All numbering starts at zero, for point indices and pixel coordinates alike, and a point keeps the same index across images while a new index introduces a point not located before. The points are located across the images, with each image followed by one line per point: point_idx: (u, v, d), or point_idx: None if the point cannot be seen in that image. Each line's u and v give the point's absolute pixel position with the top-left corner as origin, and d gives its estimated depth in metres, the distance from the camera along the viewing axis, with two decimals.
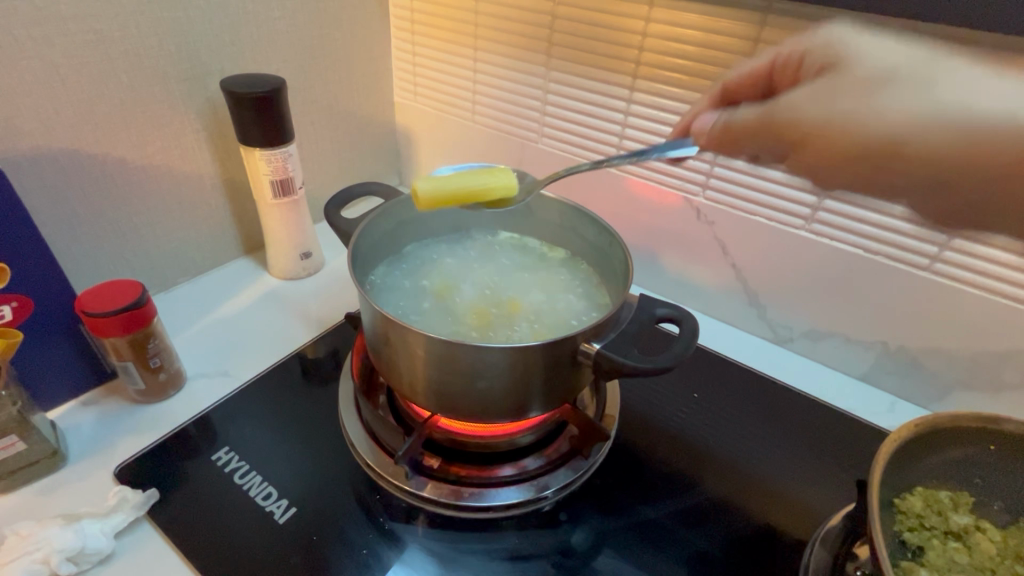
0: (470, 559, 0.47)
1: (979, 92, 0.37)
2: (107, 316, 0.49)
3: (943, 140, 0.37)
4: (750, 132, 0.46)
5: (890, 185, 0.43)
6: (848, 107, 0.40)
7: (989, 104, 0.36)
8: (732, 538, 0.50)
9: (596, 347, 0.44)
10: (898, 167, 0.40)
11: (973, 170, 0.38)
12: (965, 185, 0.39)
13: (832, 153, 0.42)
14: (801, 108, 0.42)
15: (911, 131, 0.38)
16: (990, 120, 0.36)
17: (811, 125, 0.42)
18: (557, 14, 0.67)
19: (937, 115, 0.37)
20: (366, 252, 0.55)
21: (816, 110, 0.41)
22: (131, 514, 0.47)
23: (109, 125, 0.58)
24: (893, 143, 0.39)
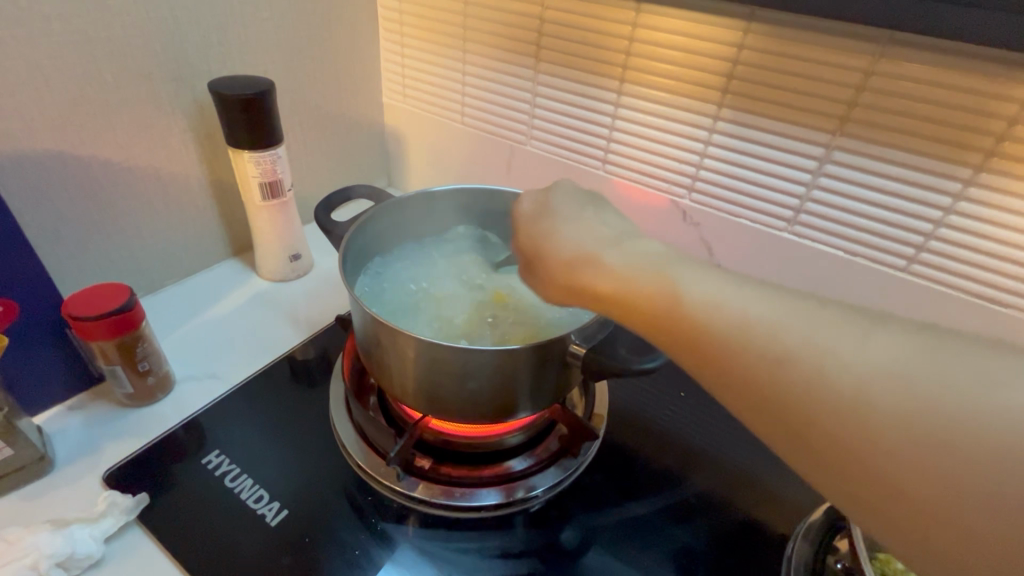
0: (462, 557, 0.48)
1: (733, 291, 0.36)
2: (94, 319, 0.49)
3: (824, 394, 0.31)
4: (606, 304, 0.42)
5: (837, 483, 0.31)
6: (706, 294, 0.36)
7: (793, 323, 0.33)
8: (718, 533, 0.51)
9: (585, 348, 0.45)
10: (809, 439, 0.32)
11: (862, 486, 0.31)
12: (870, 456, 0.30)
13: (745, 388, 0.33)
14: (637, 273, 0.39)
15: (845, 407, 0.31)
16: (842, 378, 0.31)
17: (670, 327, 0.36)
18: (545, 18, 0.68)
19: (803, 370, 0.32)
20: (356, 256, 0.56)
21: (615, 259, 0.41)
22: (120, 519, 0.46)
23: (95, 126, 0.57)
24: (809, 398, 0.31)
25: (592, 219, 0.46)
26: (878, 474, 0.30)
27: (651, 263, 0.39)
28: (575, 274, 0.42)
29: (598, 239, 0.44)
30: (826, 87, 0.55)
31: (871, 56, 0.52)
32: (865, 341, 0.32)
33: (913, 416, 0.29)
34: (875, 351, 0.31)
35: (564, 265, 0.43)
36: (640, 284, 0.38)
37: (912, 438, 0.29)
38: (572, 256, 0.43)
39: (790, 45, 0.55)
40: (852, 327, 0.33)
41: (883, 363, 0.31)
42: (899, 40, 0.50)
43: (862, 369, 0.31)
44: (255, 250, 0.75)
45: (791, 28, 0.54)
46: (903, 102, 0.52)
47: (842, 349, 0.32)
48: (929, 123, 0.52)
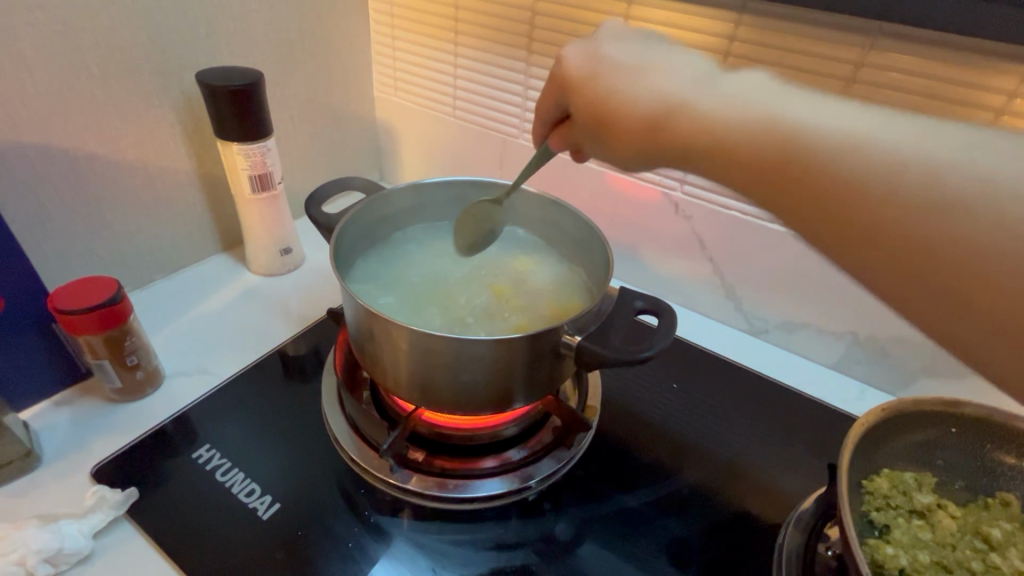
0: (455, 550, 0.48)
1: (754, 90, 0.37)
2: (82, 313, 0.48)
3: (870, 188, 0.31)
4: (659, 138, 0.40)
5: (879, 275, 0.33)
6: (729, 97, 0.37)
7: (797, 112, 0.34)
8: (710, 523, 0.51)
9: (578, 338, 0.45)
10: (851, 229, 0.33)
11: (894, 255, 0.32)
12: (921, 258, 0.31)
13: (791, 182, 0.34)
14: (683, 107, 0.38)
15: (881, 179, 0.31)
16: (881, 148, 0.31)
17: (717, 137, 0.37)
18: (537, 10, 0.67)
19: (840, 162, 0.32)
20: (346, 250, 0.55)
21: (669, 98, 0.39)
22: (110, 514, 0.46)
23: (80, 118, 0.56)
24: (842, 178, 0.32)
25: (660, 56, 0.41)
26: (920, 242, 0.31)
27: (684, 81, 0.39)
28: (638, 130, 0.40)
29: (655, 68, 0.41)
30: (817, 78, 0.55)
31: (861, 47, 0.52)
32: (923, 129, 0.32)
33: (941, 175, 0.30)
34: (908, 129, 0.32)
35: (629, 121, 0.41)
36: (676, 109, 0.38)
37: (938, 213, 0.30)
38: (633, 116, 0.41)
39: (782, 36, 0.55)
40: (900, 119, 0.33)
41: (919, 154, 0.31)
42: (888, 32, 0.51)
43: (897, 152, 0.31)
44: (246, 244, 0.74)
45: (781, 19, 0.55)
46: (893, 94, 0.53)
47: (872, 128, 0.32)
48: (919, 114, 0.53)
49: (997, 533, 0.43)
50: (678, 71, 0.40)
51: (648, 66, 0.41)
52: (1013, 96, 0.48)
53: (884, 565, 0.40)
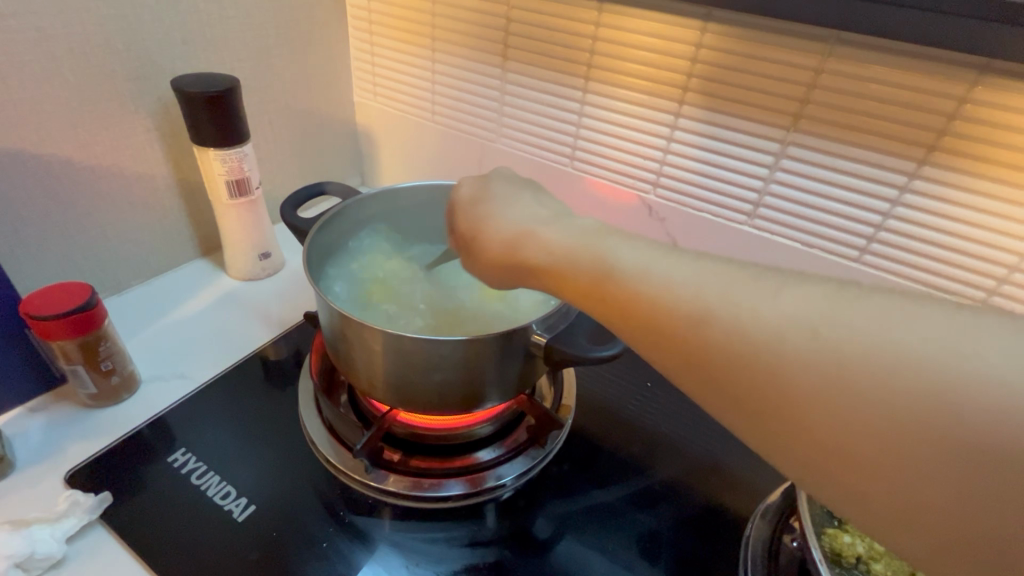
0: (430, 547, 0.49)
1: (647, 256, 0.33)
2: (55, 318, 0.48)
3: (761, 381, 0.29)
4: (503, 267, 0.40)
5: (794, 453, 0.29)
6: (613, 253, 0.34)
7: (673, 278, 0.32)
8: (681, 516, 0.52)
9: (547, 338, 0.46)
10: (761, 401, 0.29)
11: (817, 454, 0.28)
12: (840, 438, 0.27)
13: (666, 348, 0.31)
14: (567, 248, 0.36)
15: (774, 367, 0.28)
16: (763, 333, 0.29)
17: (594, 293, 0.34)
18: (511, 17, 0.69)
19: (715, 335, 0.30)
20: (321, 254, 0.56)
21: (543, 236, 0.38)
22: (83, 518, 0.46)
23: (54, 124, 0.57)
24: (742, 356, 0.29)
25: (561, 219, 0.39)
26: (831, 431, 0.27)
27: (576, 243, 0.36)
28: (514, 258, 0.39)
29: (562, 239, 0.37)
30: (780, 85, 0.57)
31: (821, 54, 0.54)
32: (781, 297, 0.29)
33: (826, 355, 0.27)
34: (764, 294, 0.30)
35: (502, 248, 0.40)
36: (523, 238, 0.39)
37: (853, 394, 0.27)
38: (507, 240, 0.39)
39: (746, 45, 0.57)
40: (775, 282, 0.30)
41: (773, 320, 0.29)
42: (846, 41, 0.53)
43: (777, 332, 0.28)
44: (225, 249, 0.75)
45: (744, 29, 0.56)
46: (851, 100, 0.55)
47: (750, 300, 0.29)
48: (876, 120, 0.54)
49: None
50: (540, 220, 0.40)
51: (535, 220, 0.40)
52: (963, 101, 0.50)
53: (841, 554, 0.42)
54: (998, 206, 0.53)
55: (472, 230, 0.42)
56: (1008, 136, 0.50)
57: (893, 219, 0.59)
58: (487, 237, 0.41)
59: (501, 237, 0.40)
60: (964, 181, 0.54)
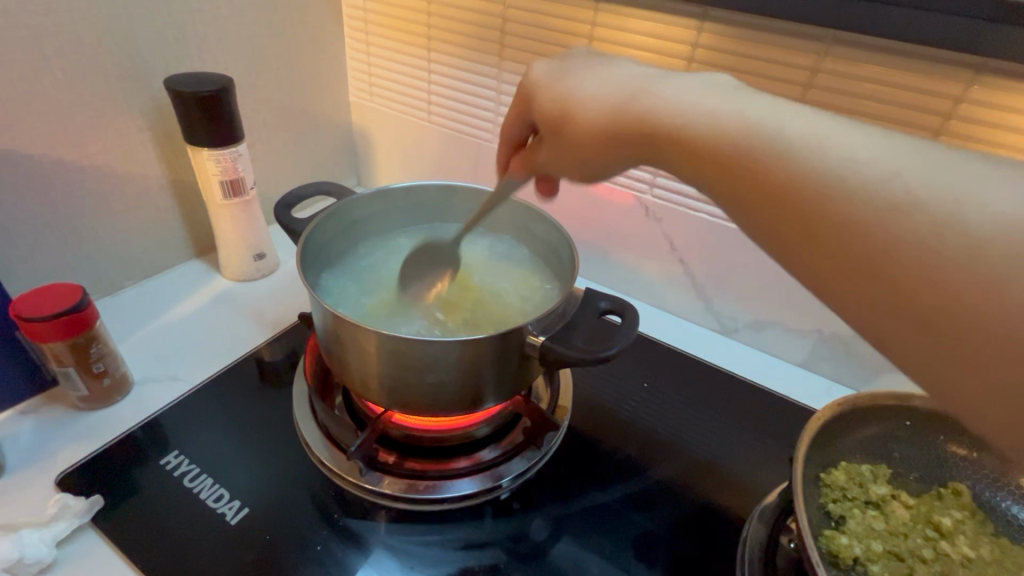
0: (425, 550, 0.48)
1: (745, 103, 0.35)
2: (45, 320, 0.48)
3: (834, 212, 0.29)
4: (602, 137, 0.40)
5: (868, 314, 0.30)
6: (701, 104, 0.35)
7: (792, 123, 0.32)
8: (677, 517, 0.52)
9: (542, 339, 0.46)
10: (841, 259, 0.30)
11: (873, 292, 0.29)
12: (902, 270, 0.28)
13: (767, 198, 0.32)
14: (662, 107, 0.37)
15: (850, 197, 0.29)
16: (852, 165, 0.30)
17: (698, 149, 0.35)
18: (507, 17, 0.68)
19: (796, 168, 0.31)
20: (315, 253, 0.55)
21: (634, 103, 0.38)
22: (73, 522, 0.46)
23: (45, 124, 0.56)
24: (836, 199, 0.29)
25: (672, 76, 0.39)
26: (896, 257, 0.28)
27: (689, 93, 0.36)
28: (610, 141, 0.39)
29: (671, 94, 0.37)
30: (777, 84, 0.57)
31: (817, 54, 0.54)
32: (877, 143, 0.30)
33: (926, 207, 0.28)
34: (878, 149, 0.30)
35: (596, 129, 0.40)
36: (628, 98, 0.38)
37: (923, 231, 0.28)
38: (609, 103, 0.39)
39: (743, 43, 0.57)
40: (868, 135, 0.31)
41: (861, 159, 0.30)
42: (842, 40, 0.53)
43: (858, 169, 0.29)
44: (219, 250, 0.74)
45: (740, 28, 0.56)
46: (847, 100, 0.55)
47: (840, 143, 0.30)
48: (874, 119, 0.54)
49: (947, 522, 0.44)
50: (656, 78, 0.39)
51: (623, 78, 0.40)
52: (959, 101, 0.50)
53: (838, 555, 0.41)
54: None
55: (558, 101, 0.42)
56: (1005, 135, 0.50)
57: None
58: (579, 115, 0.40)
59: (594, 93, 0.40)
60: None
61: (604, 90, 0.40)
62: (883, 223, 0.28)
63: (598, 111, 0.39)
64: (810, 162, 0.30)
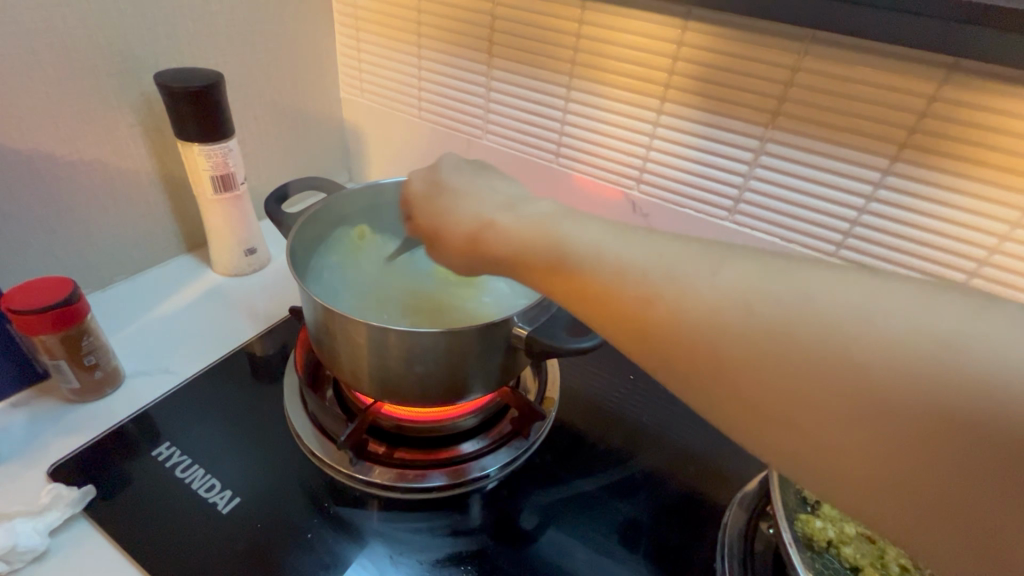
0: (414, 536, 0.49)
1: (646, 244, 0.34)
2: (35, 312, 0.48)
3: (763, 357, 0.29)
4: (461, 248, 0.42)
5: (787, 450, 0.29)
6: (612, 251, 0.34)
7: (653, 260, 0.33)
8: (660, 506, 0.53)
9: (527, 330, 0.47)
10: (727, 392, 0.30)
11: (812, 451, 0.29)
12: (844, 440, 0.28)
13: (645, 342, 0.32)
14: (537, 243, 0.37)
15: (758, 351, 0.29)
16: (763, 316, 0.30)
17: (567, 280, 0.35)
18: (496, 15, 0.69)
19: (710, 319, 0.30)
20: (306, 247, 0.56)
21: (505, 224, 0.39)
22: (66, 511, 0.46)
23: (34, 119, 0.56)
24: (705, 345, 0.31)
25: (524, 205, 0.41)
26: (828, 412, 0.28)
27: (543, 225, 0.38)
28: (476, 249, 0.40)
29: (525, 220, 0.39)
30: (758, 84, 0.59)
31: (797, 54, 0.55)
32: (780, 276, 0.30)
33: (803, 332, 0.29)
34: (751, 280, 0.31)
35: (467, 229, 0.41)
36: (485, 226, 0.40)
37: (797, 375, 0.28)
38: (467, 230, 0.41)
39: (725, 44, 0.58)
40: (769, 263, 0.31)
41: (780, 307, 0.29)
42: (821, 40, 0.54)
43: (765, 321, 0.29)
44: (210, 245, 0.75)
45: (724, 28, 0.58)
46: (827, 99, 0.56)
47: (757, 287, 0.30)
48: (853, 119, 0.56)
49: None
50: (502, 205, 0.42)
51: (498, 213, 0.41)
52: (933, 100, 0.52)
53: (812, 538, 0.43)
54: (968, 202, 0.55)
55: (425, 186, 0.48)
56: (975, 134, 0.51)
57: (867, 216, 0.61)
58: (448, 225, 0.43)
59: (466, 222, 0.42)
60: (935, 178, 0.55)
61: (461, 211, 0.43)
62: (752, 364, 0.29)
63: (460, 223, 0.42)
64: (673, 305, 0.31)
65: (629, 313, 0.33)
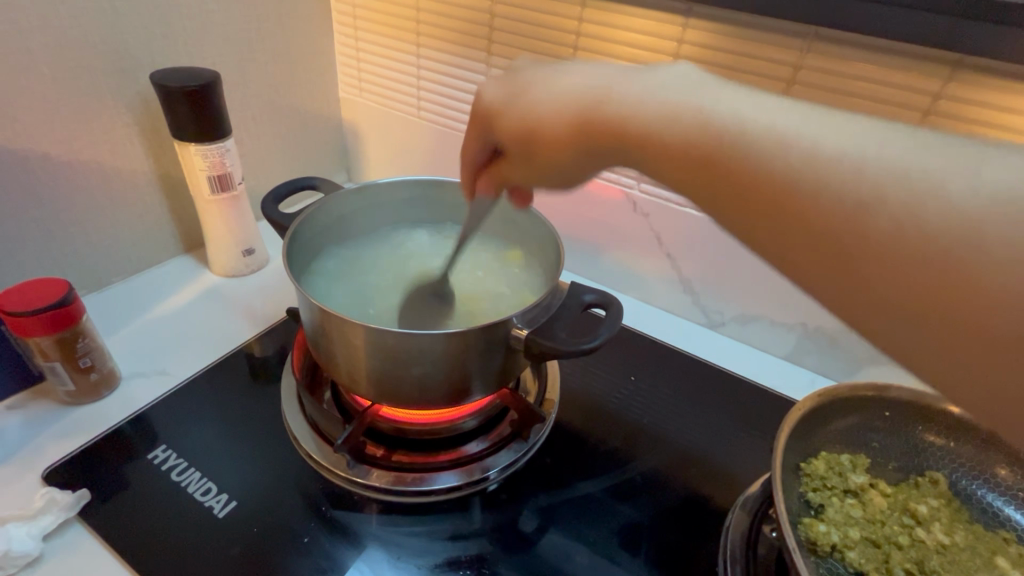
0: (412, 541, 0.49)
1: (765, 105, 0.32)
2: (29, 314, 0.48)
3: (898, 227, 0.27)
4: (558, 139, 0.39)
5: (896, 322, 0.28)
6: (738, 113, 0.32)
7: (798, 119, 0.30)
8: (661, 508, 0.53)
9: (527, 331, 0.47)
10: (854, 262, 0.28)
11: (912, 318, 0.28)
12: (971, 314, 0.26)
13: (765, 204, 0.30)
14: (658, 107, 0.34)
15: (896, 219, 0.27)
16: (921, 169, 0.27)
17: (682, 150, 0.33)
18: (495, 12, 0.69)
19: (822, 170, 0.28)
20: (301, 246, 0.56)
21: (626, 96, 0.36)
22: (60, 515, 0.46)
23: (29, 119, 0.56)
24: (843, 208, 0.28)
25: (648, 71, 0.37)
26: (932, 267, 0.27)
27: (669, 90, 0.35)
28: (584, 128, 0.37)
29: (652, 87, 0.35)
30: (761, 81, 0.58)
31: (801, 50, 0.55)
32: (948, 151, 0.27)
33: (966, 198, 0.26)
34: (918, 146, 0.28)
35: (569, 112, 0.38)
36: (598, 102, 0.37)
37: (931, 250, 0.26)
38: (570, 111, 0.38)
39: (728, 39, 0.57)
40: (883, 129, 0.29)
41: (941, 177, 0.26)
42: (825, 36, 0.53)
43: (909, 174, 0.27)
44: (207, 245, 0.74)
45: (727, 23, 0.57)
46: (831, 96, 0.55)
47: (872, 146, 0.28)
48: (859, 116, 0.55)
49: (923, 509, 0.46)
50: (626, 70, 0.38)
51: (615, 83, 0.37)
52: (938, 97, 0.51)
53: (817, 542, 0.42)
54: None
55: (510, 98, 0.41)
56: (982, 131, 0.51)
57: None
58: (549, 105, 0.39)
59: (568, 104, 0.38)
60: None
61: (574, 78, 0.39)
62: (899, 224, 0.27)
63: (557, 107, 0.38)
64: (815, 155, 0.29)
65: (747, 171, 0.31)
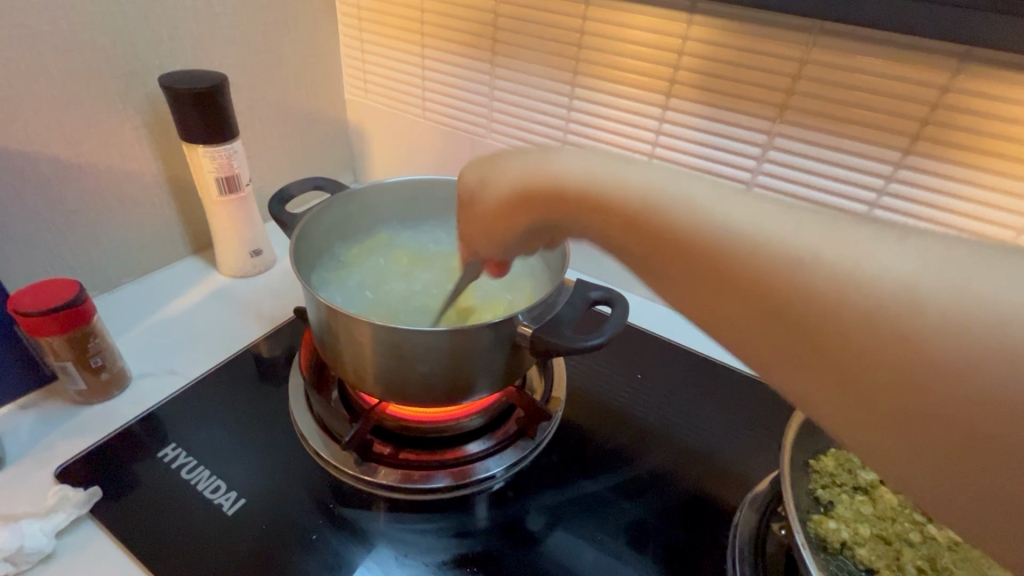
0: (420, 537, 0.49)
1: (706, 197, 0.29)
2: (41, 314, 0.48)
3: (865, 331, 0.25)
4: (491, 223, 0.36)
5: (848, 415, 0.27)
6: (672, 195, 0.30)
7: (743, 213, 0.28)
8: (668, 506, 0.53)
9: (533, 328, 0.47)
10: (816, 356, 0.26)
11: (848, 390, 0.26)
12: (924, 405, 0.24)
13: (711, 286, 0.28)
14: (599, 192, 0.32)
15: (849, 308, 0.25)
16: (867, 266, 0.25)
17: (621, 230, 0.31)
18: (499, 12, 0.69)
19: (752, 255, 0.27)
20: (316, 238, 0.57)
21: (571, 176, 0.33)
22: (72, 513, 0.46)
23: (41, 122, 0.57)
24: (793, 296, 0.26)
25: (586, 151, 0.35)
26: (838, 341, 0.25)
27: (606, 169, 0.32)
28: (527, 212, 0.35)
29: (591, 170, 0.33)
30: (765, 77, 0.58)
31: (805, 45, 0.54)
32: (864, 241, 0.26)
33: (910, 290, 0.24)
34: (846, 237, 0.26)
35: (505, 199, 0.35)
36: (536, 183, 0.34)
37: (901, 348, 0.24)
38: (513, 193, 0.35)
39: (731, 36, 0.57)
40: (810, 217, 0.27)
41: (895, 272, 0.25)
42: (829, 31, 0.53)
43: (874, 276, 0.25)
44: (215, 246, 0.75)
45: (730, 20, 0.57)
46: (836, 91, 0.55)
47: (780, 226, 0.27)
48: (867, 110, 0.54)
49: None
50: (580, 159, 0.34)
51: (548, 161, 0.34)
52: (945, 90, 0.51)
53: (826, 540, 0.42)
54: (982, 194, 0.54)
55: (474, 185, 0.37)
56: (990, 124, 0.50)
57: (879, 209, 0.59)
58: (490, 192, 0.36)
59: (507, 190, 0.35)
60: (948, 170, 0.54)
61: (519, 167, 0.35)
62: (858, 326, 0.25)
63: (500, 193, 0.35)
64: (757, 252, 0.27)
65: (676, 257, 0.29)
